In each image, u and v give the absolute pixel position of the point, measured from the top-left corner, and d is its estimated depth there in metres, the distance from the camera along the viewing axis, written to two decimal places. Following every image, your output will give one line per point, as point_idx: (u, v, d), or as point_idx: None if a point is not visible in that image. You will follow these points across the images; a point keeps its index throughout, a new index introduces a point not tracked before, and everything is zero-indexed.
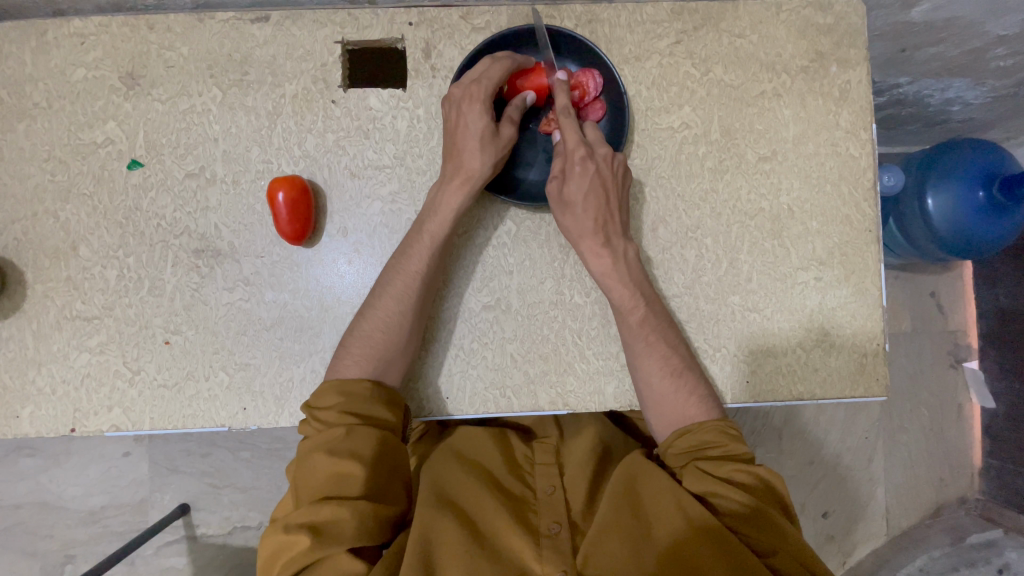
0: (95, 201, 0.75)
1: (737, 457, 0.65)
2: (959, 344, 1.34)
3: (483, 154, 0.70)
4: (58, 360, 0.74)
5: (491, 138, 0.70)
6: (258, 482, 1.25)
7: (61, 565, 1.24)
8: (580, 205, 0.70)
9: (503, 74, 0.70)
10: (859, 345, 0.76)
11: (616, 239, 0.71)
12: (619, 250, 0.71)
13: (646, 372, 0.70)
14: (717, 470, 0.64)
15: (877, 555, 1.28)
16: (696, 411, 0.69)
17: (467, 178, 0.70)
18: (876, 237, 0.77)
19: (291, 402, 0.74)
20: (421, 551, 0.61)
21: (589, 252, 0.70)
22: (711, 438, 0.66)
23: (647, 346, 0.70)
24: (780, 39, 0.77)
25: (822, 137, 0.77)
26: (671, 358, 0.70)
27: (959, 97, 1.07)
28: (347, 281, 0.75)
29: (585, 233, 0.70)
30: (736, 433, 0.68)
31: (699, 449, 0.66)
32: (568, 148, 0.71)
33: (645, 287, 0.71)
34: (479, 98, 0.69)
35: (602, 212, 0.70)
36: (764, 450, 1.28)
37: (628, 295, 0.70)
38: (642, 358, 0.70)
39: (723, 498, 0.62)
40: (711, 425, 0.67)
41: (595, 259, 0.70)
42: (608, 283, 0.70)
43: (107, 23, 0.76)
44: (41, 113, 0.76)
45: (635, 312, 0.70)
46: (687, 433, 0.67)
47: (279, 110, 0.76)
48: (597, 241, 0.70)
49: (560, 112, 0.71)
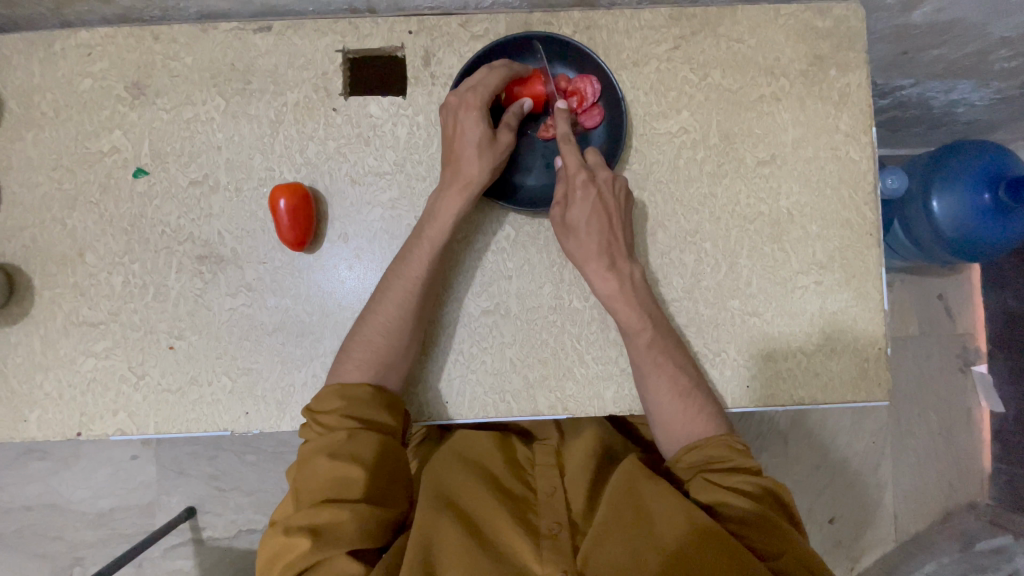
0: (101, 208, 0.77)
1: (744, 468, 0.65)
2: (968, 347, 1.33)
3: (480, 160, 0.70)
4: (65, 364, 0.75)
5: (489, 145, 0.71)
6: (264, 485, 1.25)
7: (70, 567, 1.26)
8: (583, 229, 0.70)
9: (500, 82, 0.71)
10: (861, 349, 0.76)
11: (622, 262, 0.71)
12: (626, 273, 0.71)
13: (654, 392, 0.70)
14: (724, 481, 0.64)
15: (885, 561, 1.26)
16: (704, 429, 0.69)
17: (465, 184, 0.71)
18: (877, 241, 0.77)
19: (293, 407, 0.75)
20: (422, 553, 0.61)
21: (594, 274, 0.70)
22: (719, 454, 0.66)
23: (655, 367, 0.70)
24: (779, 43, 0.77)
25: (821, 140, 0.77)
26: (680, 377, 0.70)
27: (963, 98, 1.07)
28: (348, 286, 0.76)
29: (589, 257, 0.70)
30: (744, 448, 0.68)
31: (707, 464, 0.66)
32: (569, 172, 0.72)
33: (652, 308, 0.71)
34: (475, 105, 0.70)
35: (605, 235, 0.70)
36: (770, 455, 1.27)
37: (635, 318, 0.70)
38: (649, 378, 0.70)
39: (725, 503, 0.62)
40: (718, 440, 0.67)
41: (602, 283, 0.70)
42: (614, 306, 0.70)
43: (114, 34, 0.77)
44: (48, 122, 0.77)
45: (643, 335, 0.70)
46: (697, 448, 0.67)
47: (281, 118, 0.77)
48: (603, 265, 0.70)
49: (561, 139, 0.72)
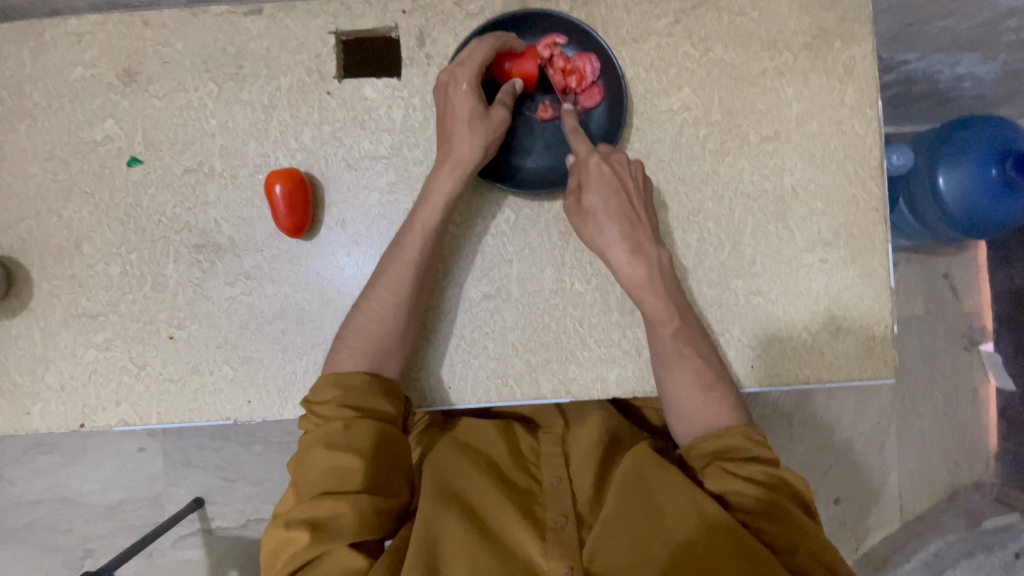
0: (96, 199, 0.76)
1: (761, 459, 0.64)
2: (975, 326, 1.31)
3: (471, 137, 0.69)
4: (66, 357, 0.75)
5: (481, 119, 0.69)
6: (270, 475, 1.26)
7: (81, 559, 1.26)
8: (602, 213, 0.69)
9: (488, 55, 0.69)
10: (867, 328, 0.75)
11: (647, 246, 0.69)
12: (652, 257, 0.69)
13: (676, 384, 0.69)
14: (741, 471, 0.63)
15: (891, 541, 1.27)
16: (726, 419, 0.67)
17: (456, 163, 0.69)
18: (883, 217, 0.75)
19: (294, 395, 0.74)
20: (427, 553, 0.61)
21: (618, 261, 0.69)
22: (738, 444, 0.65)
23: (680, 359, 0.68)
24: (781, 16, 0.76)
25: (826, 115, 0.76)
26: (704, 370, 0.68)
27: (970, 72, 1.04)
28: (347, 273, 0.75)
29: (613, 242, 0.69)
30: (762, 438, 0.66)
31: (723, 453, 0.65)
32: (581, 159, 0.71)
33: (676, 297, 0.70)
34: (464, 80, 0.69)
35: (627, 217, 0.69)
36: (775, 436, 1.26)
37: (661, 307, 0.68)
38: (672, 370, 0.69)
39: (740, 494, 0.61)
40: (738, 429, 0.65)
41: (628, 269, 0.69)
42: (641, 295, 0.69)
43: (104, 21, 0.76)
44: (41, 112, 0.76)
45: (667, 326, 0.69)
46: (717, 437, 0.66)
47: (276, 103, 0.75)
48: (625, 249, 0.68)
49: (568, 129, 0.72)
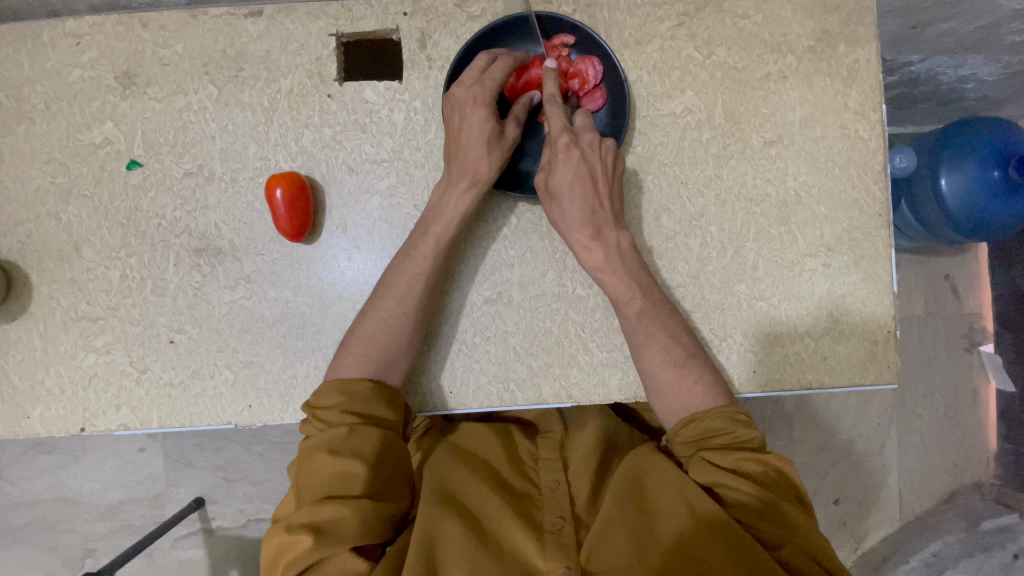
0: (96, 202, 0.75)
1: (745, 441, 0.64)
2: (975, 327, 1.31)
3: (490, 157, 0.69)
4: (66, 360, 0.74)
5: (497, 140, 0.70)
6: (271, 474, 1.26)
7: (82, 559, 1.27)
8: (566, 193, 0.69)
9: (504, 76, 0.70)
10: (869, 332, 0.74)
11: (608, 230, 0.69)
12: (611, 242, 0.69)
13: (648, 364, 0.69)
14: (723, 460, 0.63)
15: (890, 541, 1.27)
16: (700, 400, 0.67)
17: (472, 181, 0.69)
18: (886, 222, 0.75)
19: (295, 400, 0.74)
20: (423, 552, 0.61)
21: (579, 244, 0.69)
22: (715, 426, 0.65)
23: (648, 338, 0.68)
24: (785, 19, 0.75)
25: (829, 119, 0.75)
26: (673, 348, 0.68)
27: (973, 73, 1.04)
28: (348, 277, 0.75)
29: (573, 224, 0.69)
30: (744, 419, 0.66)
31: (705, 438, 0.65)
32: (552, 135, 0.70)
33: (640, 277, 0.69)
34: (482, 102, 0.69)
35: (590, 199, 0.69)
36: (775, 437, 1.26)
37: (622, 287, 0.68)
38: (643, 349, 0.69)
39: (732, 491, 0.61)
40: (716, 411, 0.66)
41: (586, 253, 0.69)
42: (602, 277, 0.69)
43: (102, 23, 0.75)
44: (39, 115, 0.76)
45: (632, 305, 0.69)
46: (694, 421, 0.66)
47: (276, 106, 0.75)
48: (586, 232, 0.69)
49: (546, 100, 0.70)
